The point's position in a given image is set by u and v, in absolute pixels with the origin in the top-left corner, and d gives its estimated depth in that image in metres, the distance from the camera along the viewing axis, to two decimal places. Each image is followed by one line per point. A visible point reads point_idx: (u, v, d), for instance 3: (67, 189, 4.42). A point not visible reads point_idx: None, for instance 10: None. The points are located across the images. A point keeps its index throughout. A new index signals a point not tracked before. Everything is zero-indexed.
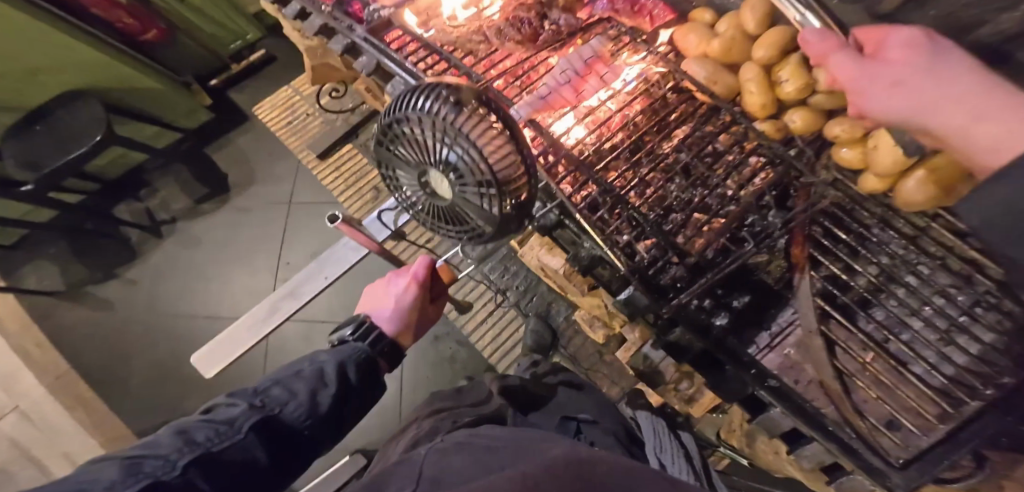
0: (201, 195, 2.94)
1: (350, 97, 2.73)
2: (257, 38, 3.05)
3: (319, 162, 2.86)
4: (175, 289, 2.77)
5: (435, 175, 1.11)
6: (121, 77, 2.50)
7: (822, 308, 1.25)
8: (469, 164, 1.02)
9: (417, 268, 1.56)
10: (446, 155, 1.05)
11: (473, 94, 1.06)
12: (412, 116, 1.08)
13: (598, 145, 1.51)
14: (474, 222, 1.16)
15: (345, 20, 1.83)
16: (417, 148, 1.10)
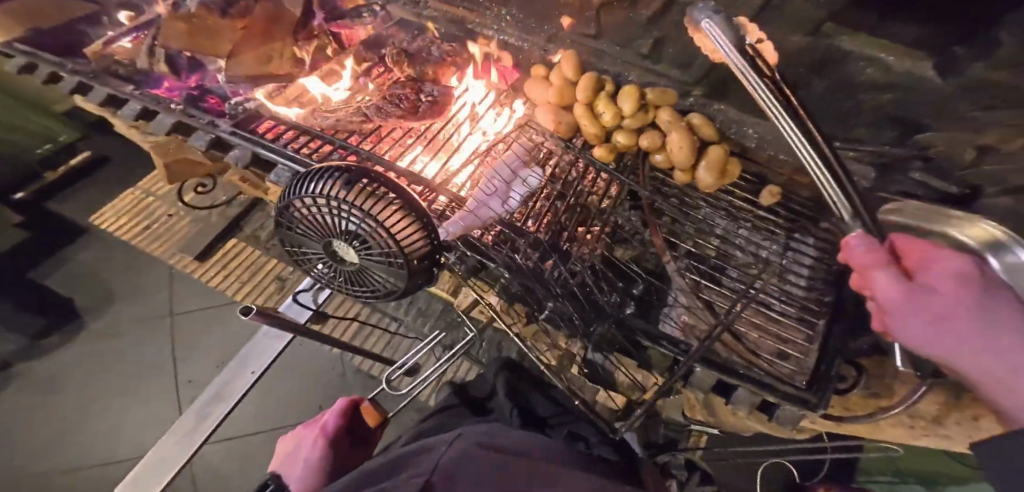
0: (36, 330, 2.23)
1: (224, 190, 2.44)
2: (73, 139, 2.68)
3: (201, 265, 2.31)
4: (29, 452, 1.99)
5: (341, 240, 0.96)
6: None
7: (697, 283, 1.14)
8: (373, 237, 0.92)
9: (329, 418, 1.08)
10: (339, 222, 0.93)
11: (362, 174, 0.94)
12: (306, 198, 0.93)
13: (492, 193, 1.26)
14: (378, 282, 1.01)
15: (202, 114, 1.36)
16: (309, 221, 0.97)
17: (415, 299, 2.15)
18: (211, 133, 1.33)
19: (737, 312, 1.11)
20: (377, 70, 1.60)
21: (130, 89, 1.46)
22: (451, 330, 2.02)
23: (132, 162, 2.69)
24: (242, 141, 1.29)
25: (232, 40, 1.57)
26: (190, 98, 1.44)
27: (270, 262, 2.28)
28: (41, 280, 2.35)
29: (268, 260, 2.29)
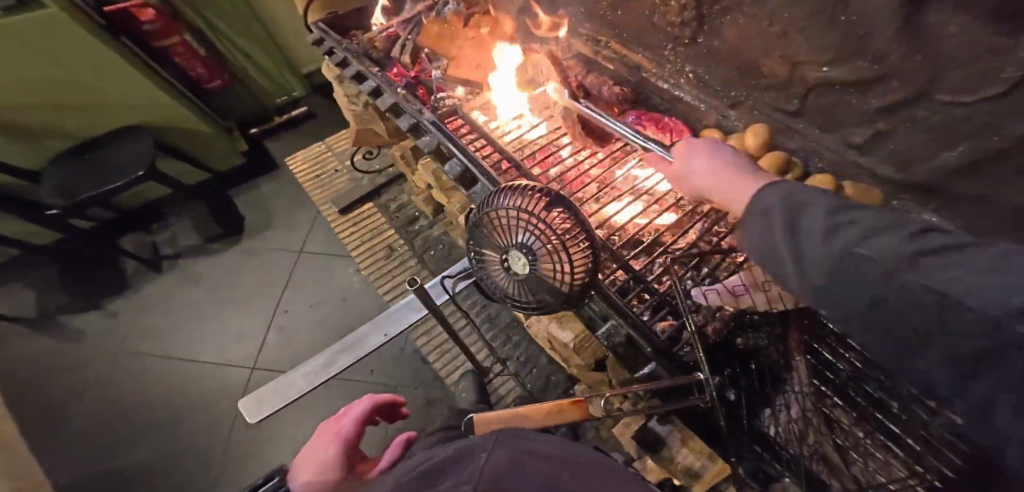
0: (211, 234, 2.66)
1: (379, 160, 2.73)
2: (302, 96, 3.19)
3: (340, 218, 2.59)
4: (158, 326, 2.37)
5: (516, 253, 0.76)
6: (172, 117, 2.45)
7: (816, 391, 1.00)
8: (555, 259, 0.73)
9: (346, 422, 1.03)
10: (525, 235, 0.74)
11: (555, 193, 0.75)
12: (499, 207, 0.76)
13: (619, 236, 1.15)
14: (529, 300, 0.81)
15: (414, 102, 1.36)
16: (492, 224, 0.78)
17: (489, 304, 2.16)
18: (415, 119, 1.33)
19: (849, 433, 0.96)
20: (546, 92, 1.45)
21: (375, 69, 1.51)
22: (508, 346, 2.03)
23: (325, 120, 3.13)
24: (436, 131, 1.27)
25: (459, 42, 1.52)
26: (408, 83, 1.44)
27: (388, 232, 2.48)
28: (232, 196, 2.80)
29: (387, 229, 2.49)
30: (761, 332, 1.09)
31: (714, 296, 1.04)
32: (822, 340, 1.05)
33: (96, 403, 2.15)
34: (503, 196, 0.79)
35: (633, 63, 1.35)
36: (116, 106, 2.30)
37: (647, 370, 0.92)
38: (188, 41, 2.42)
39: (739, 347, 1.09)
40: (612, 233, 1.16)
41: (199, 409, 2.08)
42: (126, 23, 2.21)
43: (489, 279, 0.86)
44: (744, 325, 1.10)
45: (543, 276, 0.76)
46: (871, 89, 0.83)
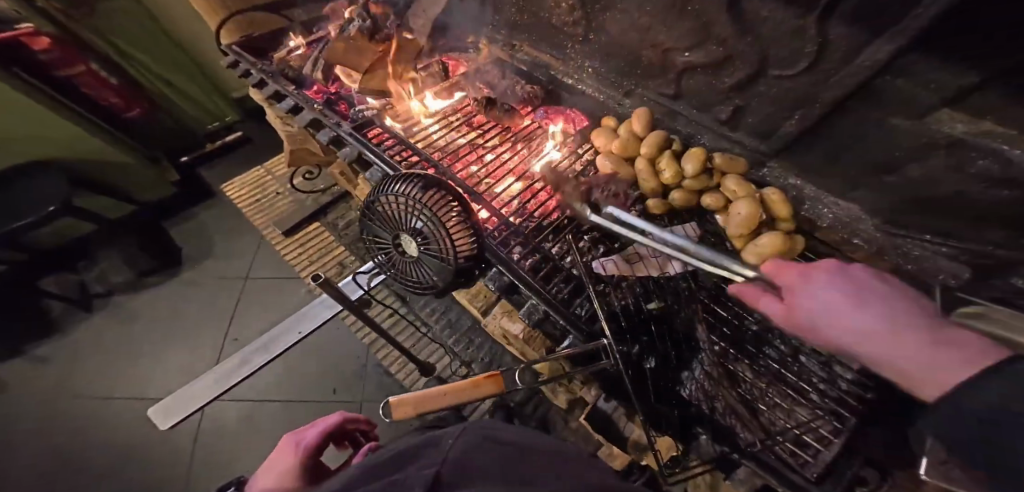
0: (145, 268, 2.51)
1: (322, 180, 2.71)
2: (236, 121, 3.12)
3: (285, 240, 2.57)
4: (91, 370, 2.21)
5: (407, 236, 0.87)
6: (87, 148, 2.33)
7: (725, 350, 1.05)
8: (436, 236, 0.84)
9: (311, 433, 0.96)
10: (414, 219, 0.85)
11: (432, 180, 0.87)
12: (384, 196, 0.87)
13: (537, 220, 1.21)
14: (427, 279, 0.91)
15: (332, 116, 1.41)
16: (386, 212, 0.88)
17: (449, 309, 2.20)
18: (334, 132, 1.37)
19: (755, 384, 1.01)
20: (467, 99, 1.54)
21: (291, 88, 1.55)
22: (472, 348, 2.07)
23: (263, 144, 3.07)
24: (354, 143, 1.33)
25: (371, 59, 1.54)
26: (328, 101, 1.51)
27: (338, 249, 2.47)
28: (166, 227, 2.68)
29: (337, 247, 2.48)
30: (669, 297, 1.12)
31: (612, 265, 1.13)
32: (723, 304, 1.11)
33: (26, 458, 1.98)
34: (394, 185, 0.89)
35: (543, 62, 1.46)
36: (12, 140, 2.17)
37: (568, 342, 1.05)
38: (95, 70, 2.37)
39: (649, 312, 1.11)
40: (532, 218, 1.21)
41: (142, 451, 1.96)
42: (15, 53, 2.07)
43: (394, 265, 0.95)
44: (650, 292, 1.13)
45: (430, 255, 0.86)
46: (722, 70, 0.98)
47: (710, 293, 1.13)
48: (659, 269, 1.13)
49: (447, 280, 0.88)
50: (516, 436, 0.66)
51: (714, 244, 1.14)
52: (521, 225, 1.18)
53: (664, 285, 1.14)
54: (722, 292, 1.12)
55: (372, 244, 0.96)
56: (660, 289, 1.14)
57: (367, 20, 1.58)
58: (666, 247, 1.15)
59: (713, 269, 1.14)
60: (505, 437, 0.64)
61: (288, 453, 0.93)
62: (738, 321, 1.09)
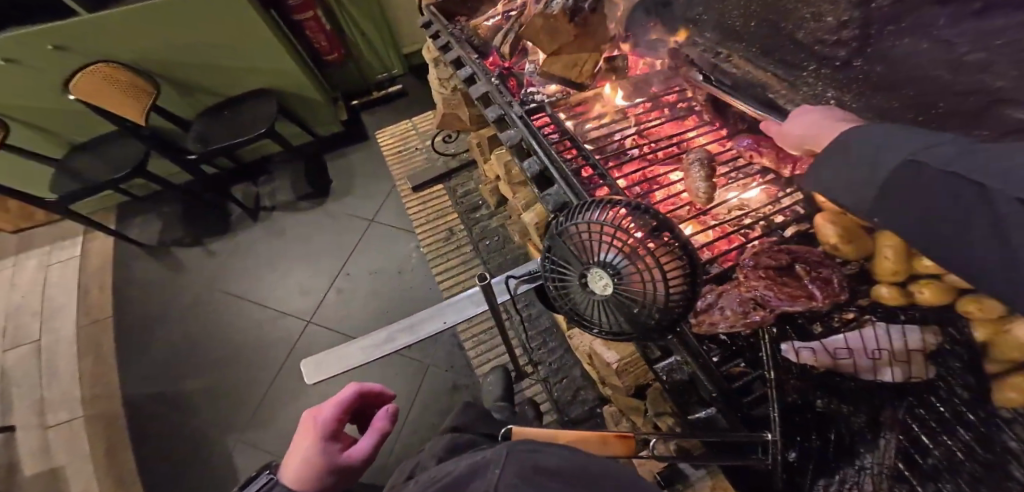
0: (302, 194, 2.82)
1: (456, 144, 2.73)
2: (399, 75, 3.30)
3: (412, 195, 2.62)
4: (241, 270, 2.55)
5: (596, 270, 0.67)
6: (297, 86, 2.58)
7: (894, 474, 0.83)
8: (641, 283, 0.63)
9: (325, 409, 0.76)
10: (611, 253, 0.65)
11: (651, 212, 0.66)
12: (584, 221, 0.69)
13: (712, 267, 0.95)
14: (608, 325, 0.70)
15: (507, 94, 1.32)
16: (577, 236, 0.70)
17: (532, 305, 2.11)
18: (503, 111, 1.29)
19: None
20: (645, 103, 1.33)
21: (475, 57, 1.49)
22: (544, 350, 1.97)
23: (418, 100, 3.21)
24: (521, 127, 1.23)
25: (561, 42, 1.36)
26: (501, 74, 1.43)
27: (453, 215, 2.48)
28: (327, 160, 2.95)
29: (450, 212, 2.50)
30: (850, 399, 0.91)
31: (809, 354, 0.84)
32: (920, 423, 0.86)
33: (182, 330, 2.36)
34: (594, 209, 0.71)
35: (755, 81, 1.19)
36: (256, 70, 2.42)
37: (705, 413, 0.89)
38: (320, 17, 2.58)
39: (815, 409, 0.91)
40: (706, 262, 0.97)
41: (256, 353, 2.23)
42: None
43: (562, 298, 0.75)
44: (821, 384, 0.90)
45: (625, 303, 0.66)
46: None
47: (908, 407, 0.88)
48: (870, 372, 0.85)
49: (637, 332, 0.67)
50: (572, 454, 0.44)
51: (942, 359, 0.88)
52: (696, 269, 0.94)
53: (853, 388, 0.91)
54: (925, 410, 0.87)
55: (543, 263, 0.77)
56: (852, 395, 0.91)
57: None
58: (888, 349, 0.83)
59: (939, 389, 0.87)
60: (555, 461, 0.42)
61: (299, 435, 0.74)
62: (927, 446, 0.83)
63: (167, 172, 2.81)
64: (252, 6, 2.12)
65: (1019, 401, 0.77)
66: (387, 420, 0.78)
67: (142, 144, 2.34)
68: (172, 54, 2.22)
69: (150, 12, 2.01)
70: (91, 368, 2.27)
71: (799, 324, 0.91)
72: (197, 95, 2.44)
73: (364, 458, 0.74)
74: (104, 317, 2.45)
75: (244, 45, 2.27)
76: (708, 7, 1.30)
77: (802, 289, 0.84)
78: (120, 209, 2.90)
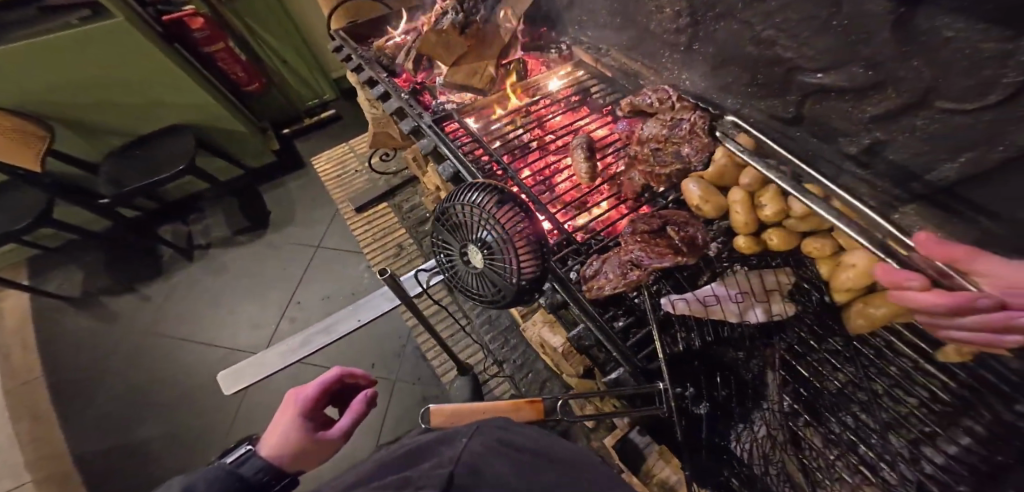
0: (241, 227, 2.77)
1: (396, 161, 2.78)
2: (331, 100, 3.32)
3: (356, 215, 2.64)
4: (183, 312, 2.47)
5: (473, 247, 0.75)
6: (215, 117, 2.55)
7: (792, 411, 0.92)
8: (503, 252, 0.71)
9: (307, 389, 0.77)
10: (482, 229, 0.73)
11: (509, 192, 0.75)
12: (456, 205, 0.77)
13: (606, 240, 1.06)
14: (488, 296, 0.78)
15: (416, 106, 1.40)
16: (454, 219, 0.78)
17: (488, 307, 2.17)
18: (416, 122, 1.36)
19: (819, 453, 0.87)
20: (545, 99, 1.42)
21: (383, 76, 1.57)
22: (506, 348, 2.01)
23: (351, 122, 3.24)
24: (432, 136, 1.30)
25: (458, 54, 1.49)
26: (414, 90, 1.51)
27: (399, 230, 2.53)
28: (262, 191, 2.92)
29: (398, 228, 2.54)
30: (744, 346, 1.00)
31: (682, 305, 0.95)
32: (801, 358, 0.96)
33: (119, 381, 2.25)
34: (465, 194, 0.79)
35: (630, 70, 1.32)
36: (164, 103, 2.38)
37: (613, 375, 0.89)
38: (231, 47, 2.51)
39: (719, 360, 1.01)
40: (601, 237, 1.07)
41: (208, 394, 2.16)
42: (180, 30, 2.32)
43: (454, 277, 0.83)
44: (719, 338, 0.99)
45: (496, 272, 0.73)
46: (866, 96, 0.77)
47: (787, 344, 0.97)
48: (739, 317, 0.94)
49: (508, 298, 0.75)
50: (533, 435, 0.55)
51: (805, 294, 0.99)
52: (584, 243, 1.04)
53: (741, 335, 1.00)
54: (804, 347, 0.96)
55: (434, 250, 0.84)
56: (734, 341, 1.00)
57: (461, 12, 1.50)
58: (749, 291, 0.96)
59: (801, 322, 0.98)
60: (518, 439, 0.52)
61: (280, 414, 0.75)
62: (817, 381, 0.93)
63: (81, 219, 2.68)
64: (146, 33, 2.09)
65: (869, 325, 0.87)
66: (365, 403, 0.78)
67: (40, 192, 2.25)
68: (71, 97, 2.16)
69: (41, 49, 1.94)
70: (17, 435, 2.11)
71: (679, 280, 1.03)
72: (105, 136, 2.39)
73: (338, 439, 0.74)
74: (31, 380, 2.29)
75: (147, 79, 2.24)
76: (585, 9, 1.43)
77: (670, 247, 0.94)
78: (39, 266, 2.74)
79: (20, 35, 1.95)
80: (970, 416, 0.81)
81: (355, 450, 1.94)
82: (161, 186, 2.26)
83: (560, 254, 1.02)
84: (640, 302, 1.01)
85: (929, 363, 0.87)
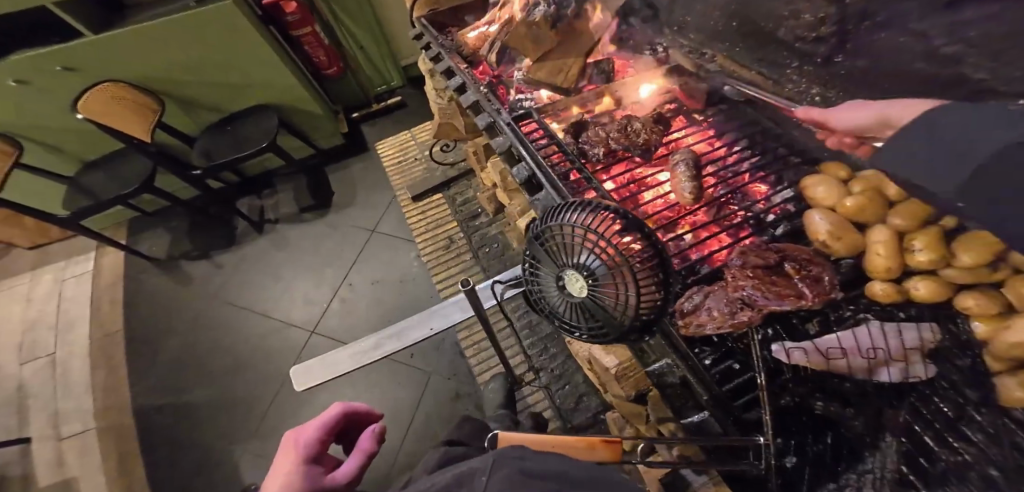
0: (305, 206, 2.86)
1: (455, 153, 2.74)
2: (398, 87, 3.35)
3: (412, 204, 2.63)
4: (246, 282, 2.59)
5: (574, 273, 0.68)
6: (297, 99, 2.63)
7: (906, 482, 0.76)
8: (613, 283, 0.64)
9: (309, 429, 0.71)
10: (589, 256, 0.66)
11: (621, 217, 0.67)
12: (557, 227, 0.70)
13: (705, 271, 0.95)
14: (584, 327, 0.70)
15: (495, 101, 1.33)
16: (555, 239, 0.71)
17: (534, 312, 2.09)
18: (493, 118, 1.30)
19: None
20: (631, 108, 1.33)
21: (465, 67, 1.52)
22: (545, 357, 1.94)
23: (416, 111, 3.25)
24: (509, 133, 1.24)
25: (547, 48, 1.44)
26: (490, 83, 1.45)
27: (452, 223, 2.49)
28: (327, 173, 3.00)
29: (450, 221, 2.51)
30: (852, 399, 0.85)
31: (800, 356, 0.83)
32: (925, 422, 0.80)
33: (188, 342, 2.39)
34: (568, 213, 0.72)
35: (739, 79, 1.19)
36: (257, 87, 2.49)
37: (696, 417, 0.83)
38: (318, 32, 2.58)
39: (813, 412, 0.85)
40: (699, 267, 0.96)
41: (261, 363, 2.24)
42: (274, 13, 2.42)
43: (543, 301, 0.76)
44: (818, 386, 0.86)
45: (601, 303, 0.66)
46: None
47: (910, 406, 0.82)
48: (867, 374, 0.82)
49: (610, 333, 0.67)
50: None
51: (944, 356, 0.83)
52: (681, 272, 0.95)
53: (854, 390, 0.85)
54: (931, 410, 0.80)
55: (523, 268, 0.78)
56: (854, 397, 0.85)
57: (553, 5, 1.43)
58: (885, 348, 0.83)
59: (931, 386, 0.83)
60: None
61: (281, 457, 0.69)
62: (940, 450, 0.77)
63: (172, 186, 2.87)
64: (246, 16, 2.16)
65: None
66: (371, 442, 0.73)
67: (147, 162, 2.40)
68: (174, 72, 2.28)
69: (161, 30, 2.08)
70: (102, 380, 2.31)
71: (791, 324, 0.91)
72: (199, 112, 2.51)
73: (346, 483, 0.67)
74: (116, 331, 2.49)
75: (241, 59, 2.32)
76: (691, 10, 1.29)
77: (791, 288, 0.83)
78: (131, 226, 2.97)
79: (143, 17, 2.10)
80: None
81: (393, 440, 1.95)
82: (242, 163, 2.36)
83: None
84: (743, 343, 0.90)
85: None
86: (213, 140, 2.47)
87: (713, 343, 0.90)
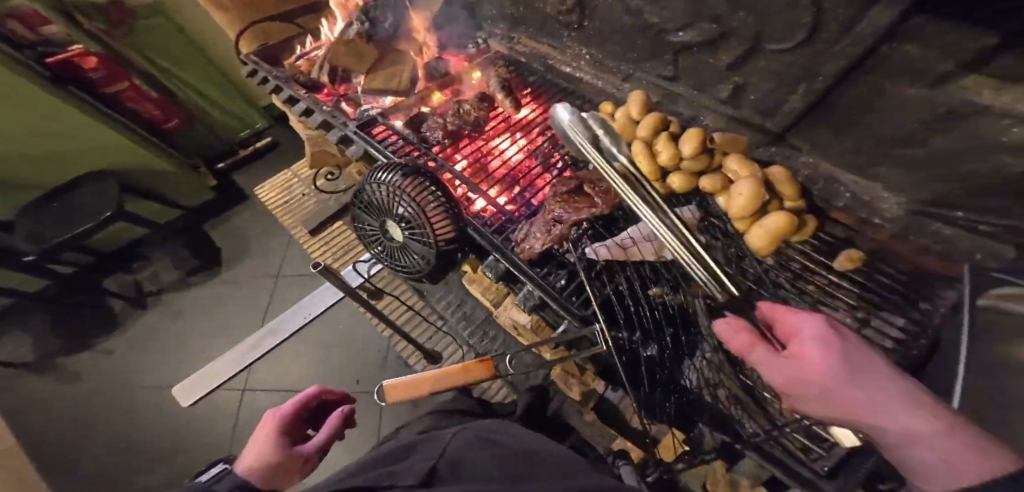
0: (190, 267, 2.71)
1: (343, 180, 2.77)
2: (264, 128, 3.23)
3: (311, 240, 2.61)
4: (146, 360, 2.40)
5: (393, 221, 0.96)
6: (133, 159, 2.51)
7: (726, 337, 0.97)
8: (416, 220, 0.93)
9: (284, 407, 0.89)
10: (398, 206, 0.95)
11: (418, 170, 0.98)
12: (373, 189, 0.98)
13: (535, 207, 1.18)
14: (409, 260, 0.99)
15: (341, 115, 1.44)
16: (374, 198, 0.98)
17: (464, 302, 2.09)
18: (342, 132, 1.40)
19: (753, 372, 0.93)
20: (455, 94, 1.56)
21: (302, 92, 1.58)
22: (486, 340, 2.00)
23: (291, 148, 3.20)
24: (360, 140, 1.34)
25: (370, 60, 1.64)
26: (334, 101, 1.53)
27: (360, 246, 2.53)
28: (207, 230, 2.85)
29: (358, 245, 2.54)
30: (672, 281, 1.04)
31: (604, 250, 1.04)
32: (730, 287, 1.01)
33: (91, 438, 2.18)
34: (380, 176, 1.00)
35: (540, 53, 1.44)
36: (78, 151, 2.34)
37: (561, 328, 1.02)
38: (138, 85, 2.48)
39: (649, 299, 1.05)
40: (533, 205, 1.19)
41: (189, 437, 2.12)
42: (71, 73, 2.22)
43: (382, 250, 1.03)
44: (644, 278, 1.06)
45: (414, 238, 0.95)
46: (716, 48, 0.99)
47: None
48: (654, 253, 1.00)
49: (427, 260, 0.97)
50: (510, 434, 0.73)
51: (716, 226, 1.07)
52: (518, 213, 1.17)
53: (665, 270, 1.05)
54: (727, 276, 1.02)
55: (359, 228, 1.05)
56: (658, 276, 1.06)
57: (364, 23, 1.66)
58: (662, 230, 1.04)
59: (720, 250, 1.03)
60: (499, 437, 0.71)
61: (259, 431, 0.85)
62: None
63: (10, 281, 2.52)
64: (37, 82, 2.04)
65: (767, 247, 0.97)
66: (340, 418, 0.91)
67: None
68: None
69: None
70: None
71: (613, 219, 1.14)
72: (13, 192, 2.32)
73: (316, 452, 0.85)
74: None
75: (47, 128, 2.17)
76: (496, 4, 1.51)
77: (586, 202, 1.08)
78: None
79: None
80: (888, 309, 0.91)
81: None
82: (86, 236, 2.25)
83: (503, 229, 1.14)
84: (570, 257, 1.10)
85: (836, 274, 0.98)
86: (37, 217, 2.31)
87: (550, 261, 1.11)
